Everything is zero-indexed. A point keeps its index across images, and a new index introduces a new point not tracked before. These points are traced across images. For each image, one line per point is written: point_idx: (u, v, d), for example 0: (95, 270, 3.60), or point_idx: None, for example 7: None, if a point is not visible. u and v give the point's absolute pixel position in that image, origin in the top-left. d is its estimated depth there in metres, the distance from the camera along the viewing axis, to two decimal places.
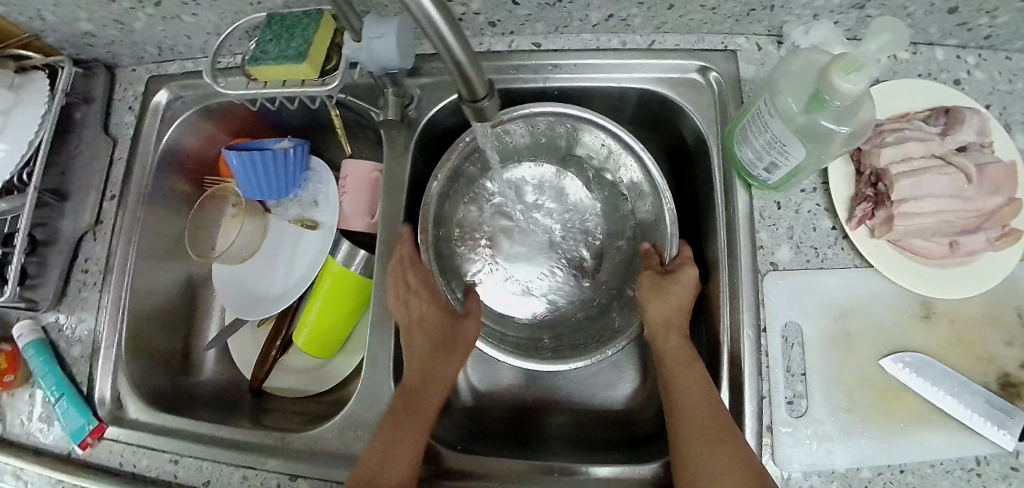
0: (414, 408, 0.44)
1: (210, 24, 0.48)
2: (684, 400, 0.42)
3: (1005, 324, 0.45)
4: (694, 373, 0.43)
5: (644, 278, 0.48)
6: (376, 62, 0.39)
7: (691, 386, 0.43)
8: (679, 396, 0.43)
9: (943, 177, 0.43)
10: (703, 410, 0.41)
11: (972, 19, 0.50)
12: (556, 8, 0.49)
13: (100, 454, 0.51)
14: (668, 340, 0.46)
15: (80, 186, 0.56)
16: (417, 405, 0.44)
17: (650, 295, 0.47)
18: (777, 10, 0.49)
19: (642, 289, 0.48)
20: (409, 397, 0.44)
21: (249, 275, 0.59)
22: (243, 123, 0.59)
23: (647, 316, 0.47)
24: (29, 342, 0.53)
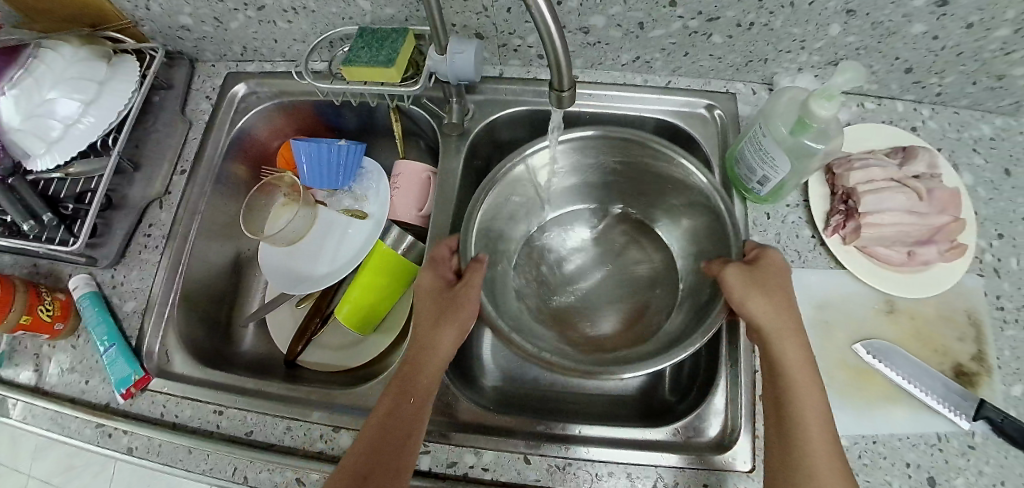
0: (411, 405, 0.45)
1: (300, 31, 0.60)
2: (801, 416, 0.42)
3: (955, 322, 0.54)
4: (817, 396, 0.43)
5: (736, 275, 0.46)
6: (453, 72, 0.52)
7: (812, 406, 0.42)
8: (792, 410, 0.42)
9: (900, 194, 0.52)
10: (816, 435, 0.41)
11: (925, 78, 0.60)
12: (595, 48, 0.60)
13: (141, 404, 0.54)
14: (784, 348, 0.44)
15: (153, 159, 0.64)
16: (417, 401, 0.45)
17: (748, 293, 0.45)
18: (770, 63, 0.60)
19: (733, 292, 0.45)
20: (409, 391, 0.46)
21: (298, 255, 0.65)
22: (306, 121, 0.70)
23: (750, 316, 0.44)
24: (83, 294, 0.57)
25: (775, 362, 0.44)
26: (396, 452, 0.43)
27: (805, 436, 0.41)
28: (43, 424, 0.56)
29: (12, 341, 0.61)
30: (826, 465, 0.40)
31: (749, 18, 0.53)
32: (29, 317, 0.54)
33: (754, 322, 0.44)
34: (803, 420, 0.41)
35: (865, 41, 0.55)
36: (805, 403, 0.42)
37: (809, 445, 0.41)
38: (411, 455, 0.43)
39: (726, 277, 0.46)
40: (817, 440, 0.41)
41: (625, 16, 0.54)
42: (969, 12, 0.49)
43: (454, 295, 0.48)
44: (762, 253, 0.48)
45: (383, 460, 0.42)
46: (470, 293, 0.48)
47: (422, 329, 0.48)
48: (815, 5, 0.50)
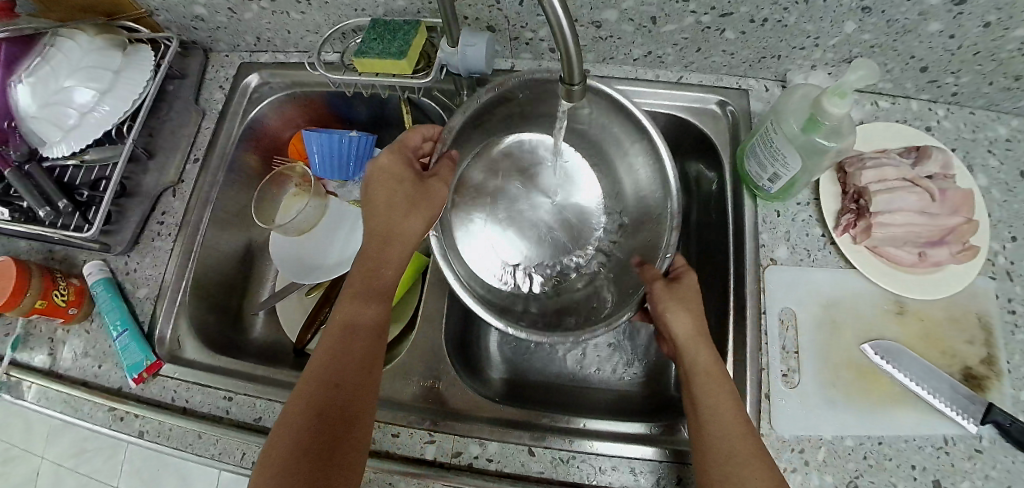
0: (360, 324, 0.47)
1: (313, 22, 0.61)
2: (714, 404, 0.43)
3: (966, 325, 0.54)
4: (725, 383, 0.44)
5: (658, 292, 0.49)
6: (465, 65, 0.52)
7: (724, 398, 0.43)
8: (705, 401, 0.43)
9: (911, 195, 0.52)
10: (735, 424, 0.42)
11: (940, 77, 0.60)
12: (607, 42, 0.60)
13: (153, 389, 0.56)
14: (698, 352, 0.46)
15: (168, 147, 0.65)
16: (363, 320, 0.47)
17: (670, 306, 0.48)
18: (783, 59, 0.59)
19: (659, 303, 0.49)
20: (358, 311, 0.47)
21: (309, 246, 0.66)
22: (318, 112, 0.70)
23: (674, 331, 0.47)
24: (96, 279, 0.58)
25: (690, 369, 0.45)
26: (356, 385, 0.44)
27: (721, 430, 0.42)
28: (56, 406, 0.57)
29: (28, 325, 0.62)
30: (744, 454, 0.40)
31: (762, 14, 0.52)
32: (43, 301, 0.55)
33: (672, 331, 0.47)
34: (721, 404, 0.43)
35: (880, 38, 0.54)
36: (735, 425, 0.42)
37: (727, 427, 0.42)
38: (372, 353, 0.46)
39: (650, 293, 0.50)
40: (738, 428, 0.42)
41: (637, 11, 0.54)
42: (986, 10, 0.49)
43: (423, 192, 0.51)
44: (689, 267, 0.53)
45: (339, 393, 0.43)
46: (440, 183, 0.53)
47: (381, 218, 0.50)
48: (829, 2, 0.50)
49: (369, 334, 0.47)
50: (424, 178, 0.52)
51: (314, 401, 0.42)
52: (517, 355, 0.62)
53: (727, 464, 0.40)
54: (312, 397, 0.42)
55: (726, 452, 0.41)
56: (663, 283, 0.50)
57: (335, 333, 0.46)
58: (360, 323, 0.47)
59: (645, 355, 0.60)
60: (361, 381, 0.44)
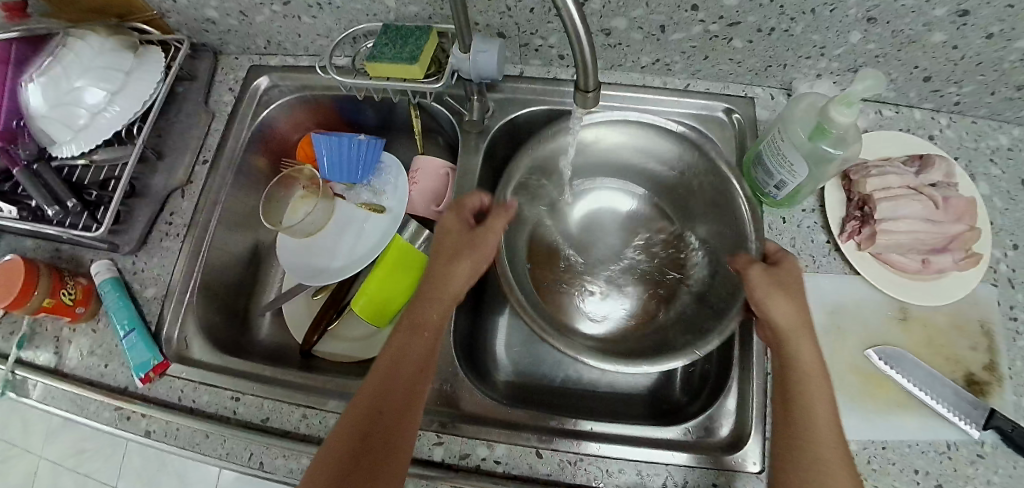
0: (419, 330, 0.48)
1: (324, 26, 0.61)
2: (813, 405, 0.43)
3: (968, 332, 0.54)
4: (826, 384, 0.43)
5: (757, 278, 0.46)
6: (476, 70, 0.53)
7: (823, 398, 0.43)
8: (802, 402, 0.43)
9: (916, 203, 0.53)
10: (826, 433, 0.42)
11: (943, 87, 0.60)
12: (616, 49, 0.61)
13: (160, 388, 0.56)
14: (801, 344, 0.44)
15: (177, 148, 0.65)
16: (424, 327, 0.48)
17: (771, 294, 0.45)
18: (789, 68, 0.60)
19: (757, 291, 0.45)
20: (419, 318, 0.49)
21: (316, 247, 0.66)
22: (327, 115, 0.71)
23: (774, 322, 0.45)
24: (104, 279, 0.59)
25: (791, 363, 0.44)
26: (399, 414, 0.44)
27: (812, 443, 0.42)
28: (62, 405, 0.57)
29: (34, 324, 0.62)
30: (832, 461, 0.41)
31: (770, 23, 0.53)
32: (51, 300, 0.55)
33: (774, 322, 0.45)
34: (814, 410, 0.42)
35: (885, 48, 0.55)
36: (827, 430, 0.42)
37: (817, 431, 0.42)
38: (427, 361, 0.47)
39: (746, 279, 0.47)
40: (828, 435, 0.42)
41: (646, 19, 0.55)
42: (989, 22, 0.50)
43: (473, 239, 0.50)
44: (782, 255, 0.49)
45: (395, 395, 0.45)
46: (491, 235, 0.50)
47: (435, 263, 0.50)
48: (835, 12, 0.51)
49: (415, 367, 0.47)
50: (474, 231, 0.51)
51: (374, 398, 0.45)
52: (523, 358, 0.62)
53: (810, 468, 0.41)
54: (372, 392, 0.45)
55: (817, 460, 0.41)
56: (762, 269, 0.47)
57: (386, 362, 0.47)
58: (424, 328, 0.48)
59: None
60: (400, 411, 0.44)
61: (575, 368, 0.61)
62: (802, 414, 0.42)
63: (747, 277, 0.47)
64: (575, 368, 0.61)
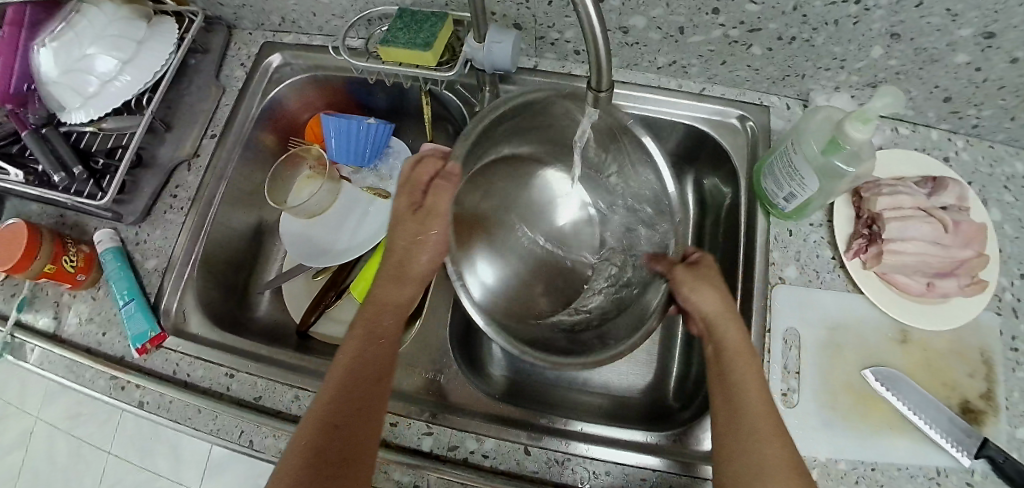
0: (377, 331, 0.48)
1: (340, 6, 0.61)
2: (743, 383, 0.43)
3: (967, 358, 0.54)
4: (751, 359, 0.44)
5: (680, 274, 0.50)
6: (490, 61, 0.52)
7: (755, 377, 0.43)
8: (736, 379, 0.43)
9: (926, 225, 0.52)
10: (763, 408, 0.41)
11: (963, 109, 0.59)
12: (632, 49, 0.60)
13: (156, 360, 0.56)
14: (727, 329, 0.46)
15: (186, 122, 0.65)
16: (382, 333, 0.48)
17: (693, 286, 0.48)
18: (807, 79, 0.59)
19: (682, 286, 0.49)
20: (375, 320, 0.48)
21: (319, 229, 0.66)
22: (337, 96, 0.70)
23: (701, 308, 0.47)
24: (106, 248, 0.59)
25: (718, 343, 0.46)
26: (368, 400, 0.44)
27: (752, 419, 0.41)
28: (58, 369, 0.58)
29: (35, 287, 0.62)
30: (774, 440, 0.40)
31: (791, 32, 0.52)
32: (53, 266, 0.56)
33: (699, 309, 0.47)
34: (746, 385, 0.43)
35: (907, 65, 0.54)
36: (752, 401, 0.42)
37: (749, 406, 0.42)
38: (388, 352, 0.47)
39: (671, 278, 0.50)
40: (760, 408, 0.41)
41: (665, 20, 0.54)
42: (1016, 46, 0.49)
43: (426, 207, 0.52)
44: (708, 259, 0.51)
45: (357, 384, 0.44)
46: (438, 198, 0.52)
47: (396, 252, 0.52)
48: (859, 25, 0.50)
49: (377, 360, 0.46)
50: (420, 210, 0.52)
51: (336, 388, 0.43)
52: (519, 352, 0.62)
53: (750, 447, 0.40)
54: (334, 382, 0.44)
55: (756, 438, 0.40)
56: (685, 267, 0.50)
57: (348, 351, 0.46)
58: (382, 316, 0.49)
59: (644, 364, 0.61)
60: (365, 397, 0.44)
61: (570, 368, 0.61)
62: (734, 395, 0.43)
63: (672, 279, 0.51)
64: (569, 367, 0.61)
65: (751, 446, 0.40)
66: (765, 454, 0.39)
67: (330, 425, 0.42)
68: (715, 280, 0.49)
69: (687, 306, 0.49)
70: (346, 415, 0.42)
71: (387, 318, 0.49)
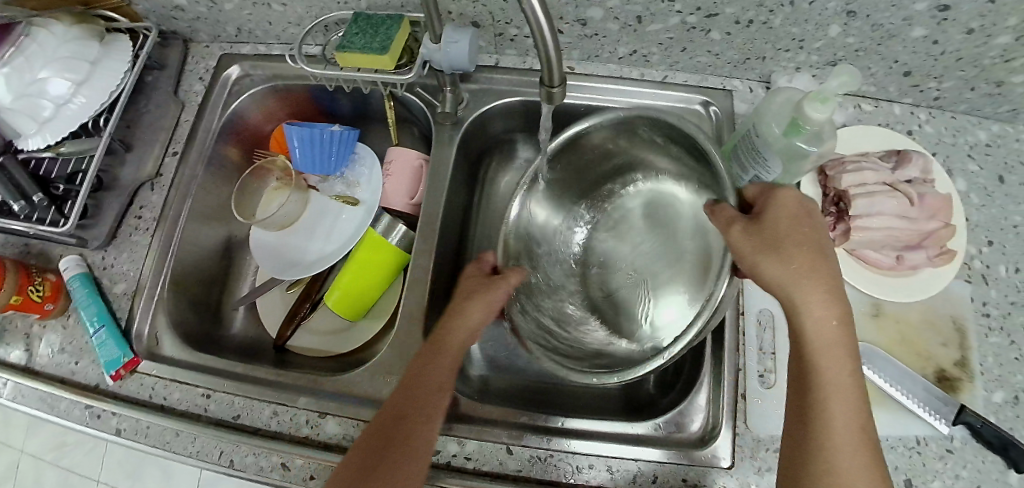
0: (441, 354, 0.47)
1: (295, 14, 0.60)
2: (830, 383, 0.38)
3: (940, 328, 0.55)
4: (844, 343, 0.39)
5: (739, 233, 0.42)
6: (448, 62, 0.52)
7: (838, 379, 0.39)
8: (821, 379, 0.39)
9: (891, 199, 0.52)
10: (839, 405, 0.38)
11: (923, 82, 0.60)
12: (592, 40, 0.60)
13: (131, 385, 0.55)
14: (812, 310, 0.40)
15: (146, 141, 0.64)
16: (449, 353, 0.48)
17: (760, 251, 0.41)
18: (768, 61, 0.59)
19: (743, 253, 0.42)
20: (440, 343, 0.48)
21: (290, 240, 0.65)
22: (300, 105, 0.69)
23: (764, 276, 0.41)
24: (73, 275, 0.58)
25: (799, 323, 0.40)
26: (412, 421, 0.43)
27: (826, 428, 0.38)
28: (31, 402, 0.56)
29: (2, 320, 0.61)
30: (848, 442, 0.37)
31: (748, 15, 0.52)
32: (19, 297, 0.54)
33: (768, 279, 0.41)
34: (826, 387, 0.38)
35: (864, 42, 0.54)
36: (845, 409, 0.38)
37: (829, 407, 0.38)
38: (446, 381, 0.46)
39: (730, 239, 0.43)
40: (843, 409, 0.38)
41: (622, 10, 0.54)
42: (969, 17, 0.49)
43: (487, 285, 0.51)
44: (766, 192, 0.45)
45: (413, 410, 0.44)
46: (499, 286, 0.51)
47: (463, 293, 0.51)
48: (814, 5, 0.50)
49: (432, 389, 0.45)
50: (492, 278, 0.52)
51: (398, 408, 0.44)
52: (500, 351, 0.62)
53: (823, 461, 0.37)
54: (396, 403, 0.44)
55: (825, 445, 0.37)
56: (746, 221, 0.43)
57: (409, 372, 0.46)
58: (441, 351, 0.48)
59: None
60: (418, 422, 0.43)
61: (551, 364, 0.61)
62: (818, 393, 0.39)
63: (728, 241, 0.43)
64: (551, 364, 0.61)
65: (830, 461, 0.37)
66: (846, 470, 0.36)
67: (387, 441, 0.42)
68: (796, 235, 0.41)
69: (754, 276, 0.42)
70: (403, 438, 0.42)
71: (452, 346, 0.48)
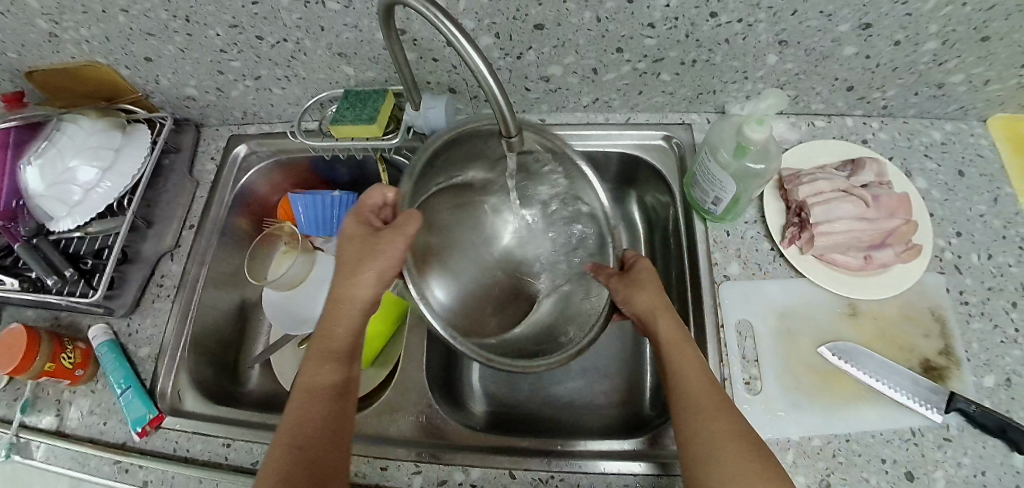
0: (326, 362, 0.48)
1: (293, 95, 0.67)
2: (686, 377, 0.45)
3: (919, 321, 0.57)
4: (688, 346, 0.48)
5: (614, 282, 0.54)
6: (428, 125, 0.58)
7: (694, 362, 0.46)
8: (681, 375, 0.46)
9: (848, 204, 0.56)
10: (706, 391, 0.44)
11: (867, 94, 0.65)
12: (558, 94, 0.66)
13: (156, 441, 0.59)
14: (660, 319, 0.49)
15: (166, 216, 0.70)
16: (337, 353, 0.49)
17: (629, 294, 0.52)
18: (719, 93, 0.65)
19: (618, 293, 0.53)
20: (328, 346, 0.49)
21: (299, 298, 0.69)
22: (302, 176, 0.76)
23: (635, 308, 0.52)
24: (102, 341, 0.63)
25: (654, 336, 0.49)
26: (316, 445, 0.44)
27: (709, 423, 0.42)
28: (63, 463, 0.60)
29: (37, 388, 0.65)
30: (714, 430, 0.42)
31: (691, 56, 0.58)
32: (52, 364, 0.59)
33: (634, 310, 0.51)
34: (686, 381, 0.45)
35: (802, 66, 0.60)
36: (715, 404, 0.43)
37: (701, 400, 0.44)
38: (335, 397, 0.47)
39: (610, 286, 0.55)
40: (706, 396, 0.44)
41: (579, 64, 0.60)
42: (892, 31, 0.54)
43: (375, 239, 0.50)
44: (631, 270, 0.55)
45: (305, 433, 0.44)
46: (393, 240, 0.50)
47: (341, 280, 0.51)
48: (748, 39, 0.56)
49: (328, 407, 0.46)
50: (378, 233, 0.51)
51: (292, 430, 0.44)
52: (502, 384, 0.65)
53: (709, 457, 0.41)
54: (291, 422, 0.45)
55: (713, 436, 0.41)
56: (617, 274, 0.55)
57: (303, 387, 0.47)
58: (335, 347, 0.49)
59: (621, 377, 0.63)
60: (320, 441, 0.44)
61: (551, 393, 0.63)
62: (686, 393, 0.45)
63: (610, 287, 0.55)
64: (550, 393, 0.63)
65: (720, 456, 0.40)
66: (723, 461, 0.40)
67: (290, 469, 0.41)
68: (651, 283, 0.53)
69: (625, 308, 0.53)
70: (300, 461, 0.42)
71: (337, 345, 0.49)
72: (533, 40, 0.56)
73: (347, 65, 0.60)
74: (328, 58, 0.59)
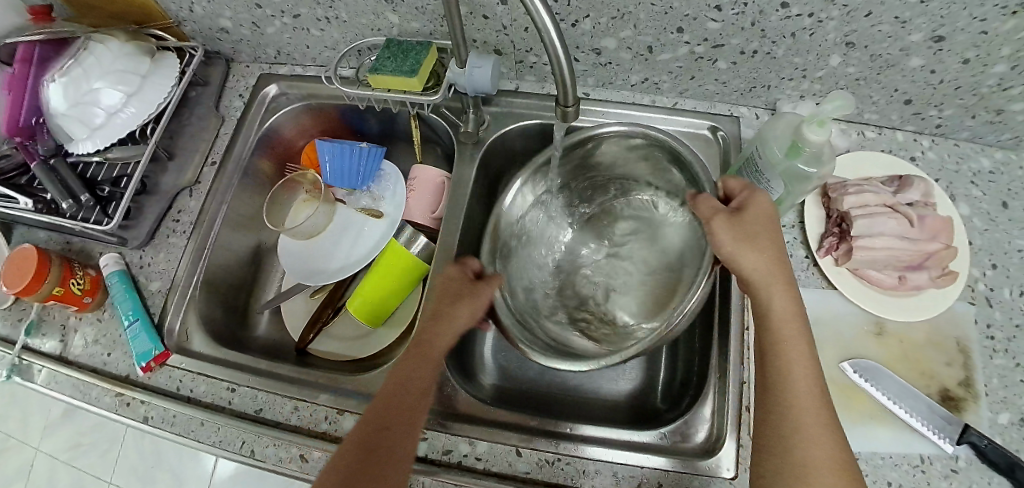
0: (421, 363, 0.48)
1: (331, 38, 0.65)
2: (793, 374, 0.43)
3: (944, 349, 0.56)
4: (800, 333, 0.44)
5: (720, 226, 0.46)
6: (472, 85, 0.56)
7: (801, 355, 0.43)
8: (788, 371, 0.43)
9: (892, 220, 0.54)
10: (809, 392, 0.42)
11: (923, 110, 0.62)
12: (606, 68, 0.63)
13: (160, 377, 0.58)
14: (773, 296, 0.45)
15: (188, 150, 0.69)
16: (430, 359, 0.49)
17: (738, 247, 0.46)
18: (773, 89, 0.62)
19: (723, 247, 0.46)
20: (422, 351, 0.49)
21: (317, 248, 0.69)
22: (331, 123, 0.74)
23: (738, 266, 0.46)
24: (112, 271, 0.62)
25: (764, 308, 0.45)
26: (393, 432, 0.44)
27: (803, 436, 0.41)
28: (64, 388, 0.60)
29: (42, 312, 0.65)
30: (816, 443, 0.40)
31: (752, 46, 0.56)
32: (61, 288, 0.58)
33: (741, 271, 0.46)
34: (792, 379, 0.42)
35: (864, 72, 0.57)
36: (812, 410, 0.42)
37: (799, 406, 0.42)
38: (420, 401, 0.46)
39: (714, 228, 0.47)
40: (806, 403, 0.42)
41: (634, 40, 0.58)
42: (965, 47, 0.51)
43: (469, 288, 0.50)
44: (732, 216, 0.47)
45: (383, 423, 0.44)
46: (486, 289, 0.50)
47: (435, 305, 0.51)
48: (814, 37, 0.53)
49: (410, 402, 0.46)
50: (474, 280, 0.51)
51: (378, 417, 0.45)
52: (512, 360, 0.64)
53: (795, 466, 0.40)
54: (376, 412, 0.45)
55: (794, 447, 0.41)
56: (726, 213, 0.47)
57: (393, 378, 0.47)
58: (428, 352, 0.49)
59: (632, 368, 0.63)
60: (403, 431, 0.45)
61: (559, 376, 0.63)
62: (788, 394, 0.42)
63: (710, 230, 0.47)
64: (559, 375, 0.63)
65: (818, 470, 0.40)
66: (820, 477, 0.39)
67: (367, 451, 0.43)
68: (763, 232, 0.47)
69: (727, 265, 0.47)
70: (380, 448, 0.43)
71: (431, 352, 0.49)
72: (591, 8, 0.53)
73: (393, 12, 0.57)
74: (372, 4, 0.57)
